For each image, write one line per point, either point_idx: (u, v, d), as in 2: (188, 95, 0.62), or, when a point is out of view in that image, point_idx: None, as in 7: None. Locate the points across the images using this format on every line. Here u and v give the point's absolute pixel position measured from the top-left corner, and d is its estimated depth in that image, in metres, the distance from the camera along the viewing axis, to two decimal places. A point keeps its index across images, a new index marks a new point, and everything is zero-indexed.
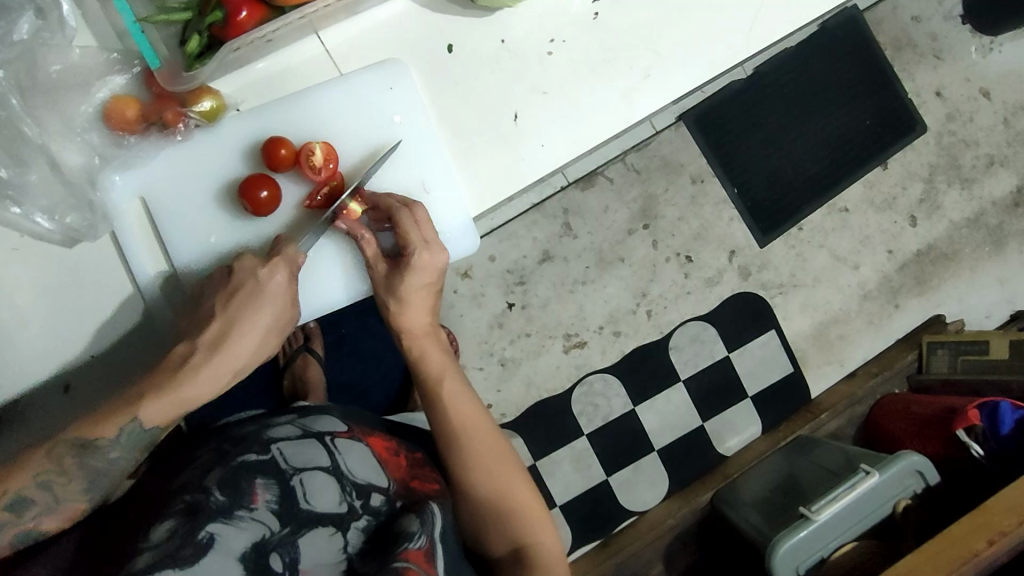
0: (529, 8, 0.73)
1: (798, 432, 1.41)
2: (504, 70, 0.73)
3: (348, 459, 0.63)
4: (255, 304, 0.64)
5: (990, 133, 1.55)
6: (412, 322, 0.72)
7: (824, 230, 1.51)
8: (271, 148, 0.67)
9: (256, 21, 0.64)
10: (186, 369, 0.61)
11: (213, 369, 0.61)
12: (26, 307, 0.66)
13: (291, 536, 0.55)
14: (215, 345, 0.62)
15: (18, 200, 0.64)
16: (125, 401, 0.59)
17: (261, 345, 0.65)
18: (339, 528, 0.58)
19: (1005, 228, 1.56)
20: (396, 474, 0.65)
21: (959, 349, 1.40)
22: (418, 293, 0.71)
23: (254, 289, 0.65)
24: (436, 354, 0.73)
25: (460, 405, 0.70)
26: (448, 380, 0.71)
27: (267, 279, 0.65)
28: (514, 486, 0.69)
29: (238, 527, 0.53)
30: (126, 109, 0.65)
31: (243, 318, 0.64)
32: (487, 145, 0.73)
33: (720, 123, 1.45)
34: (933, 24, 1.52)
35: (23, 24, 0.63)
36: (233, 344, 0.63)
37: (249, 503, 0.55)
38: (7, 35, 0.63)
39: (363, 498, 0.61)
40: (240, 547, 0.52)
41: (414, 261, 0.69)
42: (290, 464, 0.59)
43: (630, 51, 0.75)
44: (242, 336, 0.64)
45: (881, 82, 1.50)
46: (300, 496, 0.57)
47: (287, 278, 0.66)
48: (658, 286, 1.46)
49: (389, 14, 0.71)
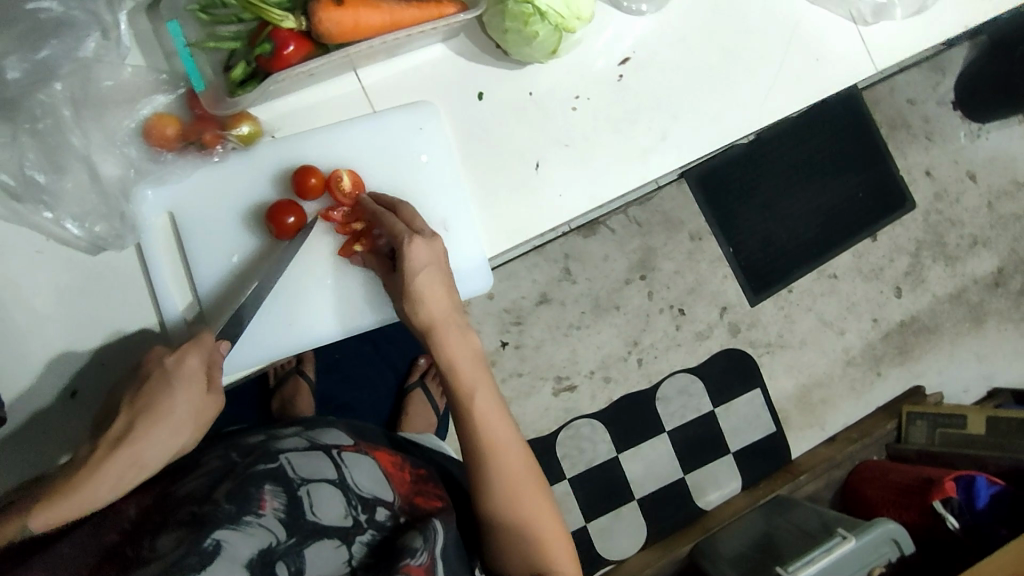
0: (557, 64, 0.77)
1: (777, 492, 1.43)
2: (530, 120, 0.76)
3: (353, 472, 0.64)
4: (167, 388, 0.60)
5: (974, 215, 1.62)
6: (437, 317, 0.68)
7: (813, 294, 1.55)
8: (301, 177, 0.70)
9: (301, 57, 0.67)
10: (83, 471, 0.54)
11: (118, 461, 0.55)
12: (44, 309, 0.67)
13: (297, 547, 0.56)
14: (119, 441, 0.57)
15: (51, 206, 0.66)
16: (13, 511, 0.52)
17: (173, 440, 0.59)
18: (344, 540, 0.59)
19: (985, 306, 1.62)
20: (401, 489, 0.66)
21: (937, 421, 1.43)
22: (435, 293, 0.67)
23: (163, 376, 0.60)
24: (464, 358, 0.68)
25: (490, 427, 0.67)
26: (480, 398, 0.67)
27: (179, 365, 0.61)
28: (538, 509, 0.67)
29: (245, 533, 0.54)
30: (166, 127, 0.67)
31: (158, 406, 0.59)
32: (509, 189, 0.76)
33: (720, 183, 1.50)
34: (927, 107, 1.60)
35: (90, 43, 0.66)
36: (139, 440, 0.57)
37: (258, 509, 0.56)
38: (72, 51, 0.65)
39: (368, 512, 0.62)
40: (247, 554, 0.54)
41: (408, 251, 0.66)
42: (298, 474, 0.61)
43: (650, 113, 0.79)
44: (150, 431, 0.58)
45: (875, 158, 1.57)
46: (307, 506, 0.59)
47: (200, 363, 0.63)
48: (650, 335, 1.48)
49: (427, 59, 0.75)
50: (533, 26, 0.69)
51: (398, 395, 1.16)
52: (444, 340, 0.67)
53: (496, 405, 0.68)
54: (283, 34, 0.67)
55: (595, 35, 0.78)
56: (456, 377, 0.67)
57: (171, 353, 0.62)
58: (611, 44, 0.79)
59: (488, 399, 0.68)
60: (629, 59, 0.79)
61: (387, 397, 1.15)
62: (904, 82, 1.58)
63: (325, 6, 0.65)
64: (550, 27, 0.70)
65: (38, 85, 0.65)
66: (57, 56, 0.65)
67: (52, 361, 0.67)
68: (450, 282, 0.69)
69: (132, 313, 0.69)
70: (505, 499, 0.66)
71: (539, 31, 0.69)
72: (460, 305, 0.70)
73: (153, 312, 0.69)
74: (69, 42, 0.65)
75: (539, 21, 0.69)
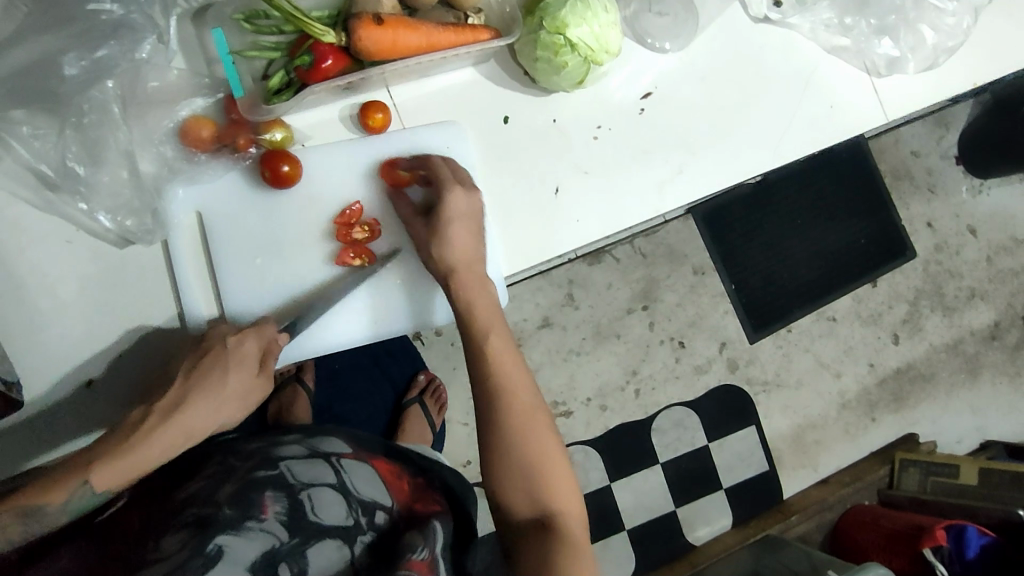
0: (581, 95, 0.80)
1: (768, 531, 1.44)
2: (551, 145, 0.79)
3: (353, 478, 0.65)
4: (222, 367, 0.64)
5: (973, 267, 1.65)
6: (457, 264, 0.70)
7: (812, 335, 1.57)
8: (369, 110, 0.74)
9: (339, 70, 0.70)
10: (142, 431, 0.59)
11: (169, 431, 0.60)
12: (68, 298, 0.69)
13: (300, 547, 0.58)
14: (173, 409, 0.61)
15: (86, 198, 0.67)
16: (75, 467, 0.56)
17: (222, 412, 0.63)
18: (346, 542, 0.60)
19: (981, 358, 1.64)
20: (399, 495, 0.68)
21: (930, 469, 1.45)
22: (459, 233, 0.70)
23: (219, 355, 0.65)
24: (482, 302, 0.70)
25: (503, 363, 0.66)
26: (491, 337, 0.67)
27: (237, 346, 0.66)
28: (548, 449, 0.64)
29: (247, 537, 0.56)
30: (202, 128, 0.69)
31: (212, 381, 0.63)
32: (528, 210, 0.78)
33: (725, 220, 1.53)
34: (930, 159, 1.64)
35: (145, 45, 0.67)
36: (194, 408, 0.62)
37: (259, 514, 0.57)
38: (129, 52, 0.66)
39: (368, 514, 0.63)
40: (252, 556, 0.56)
41: (450, 195, 0.71)
42: (298, 479, 0.62)
43: (668, 147, 0.82)
44: (203, 401, 0.62)
45: (878, 206, 1.60)
46: (309, 509, 0.60)
47: (254, 346, 0.67)
48: (649, 366, 1.50)
49: (458, 81, 0.77)
50: (564, 57, 0.72)
51: (394, 409, 1.18)
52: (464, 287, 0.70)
53: (506, 342, 0.68)
54: (323, 47, 0.69)
55: (619, 70, 0.81)
56: (471, 317, 0.69)
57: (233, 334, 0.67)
58: (634, 79, 0.82)
59: (503, 341, 0.68)
60: (651, 94, 0.82)
61: (384, 411, 1.16)
62: (908, 134, 1.62)
63: (365, 25, 0.67)
64: (579, 58, 0.72)
65: (92, 84, 0.66)
66: (114, 56, 0.66)
67: (76, 352, 0.69)
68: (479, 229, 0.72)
69: (153, 309, 0.70)
70: (521, 429, 0.64)
71: (569, 62, 0.72)
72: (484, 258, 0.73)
73: (173, 310, 0.71)
74: (125, 43, 0.66)
75: (570, 52, 0.72)
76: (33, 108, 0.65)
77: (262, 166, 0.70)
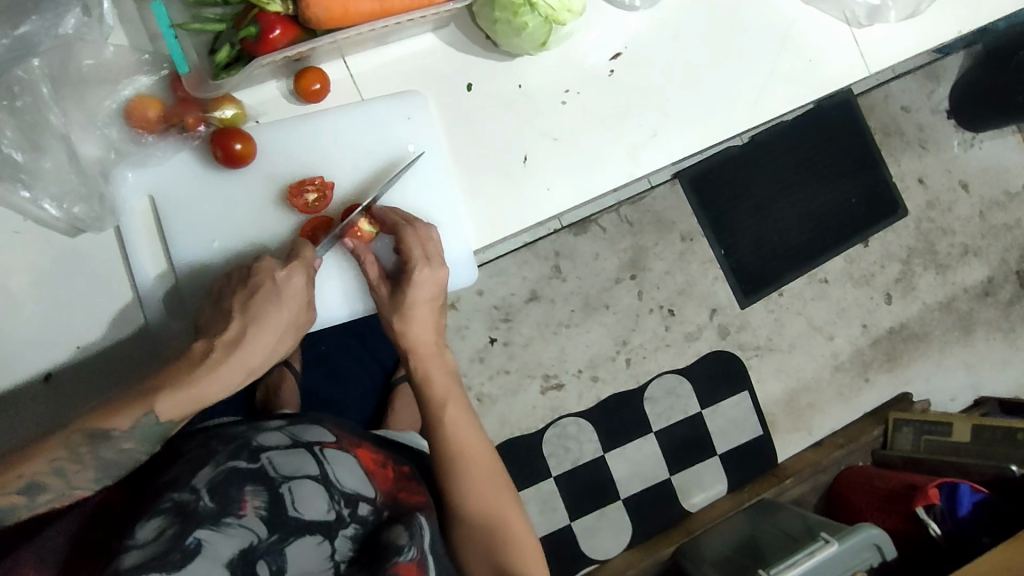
0: (547, 58, 0.77)
1: (763, 495, 1.43)
2: (517, 111, 0.76)
3: (336, 470, 0.64)
4: (273, 303, 0.64)
5: (966, 224, 1.62)
6: (418, 340, 0.74)
7: (803, 299, 1.55)
8: (307, 81, 0.70)
9: (288, 40, 0.66)
10: (205, 363, 0.59)
11: (231, 366, 0.60)
12: (20, 290, 0.66)
13: (279, 544, 0.57)
14: (234, 346, 0.61)
15: (28, 184, 0.65)
16: (142, 394, 0.56)
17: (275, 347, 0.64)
18: (327, 537, 0.59)
19: (974, 315, 1.62)
20: (383, 486, 0.67)
21: (924, 428, 1.44)
22: (422, 313, 0.73)
23: (270, 291, 0.65)
24: (440, 374, 0.75)
25: (461, 432, 0.73)
26: (450, 407, 0.74)
27: (284, 281, 0.65)
28: (509, 515, 0.72)
29: (226, 533, 0.54)
30: (148, 108, 0.66)
31: (265, 317, 0.63)
32: (495, 179, 0.75)
33: (712, 185, 1.50)
34: (921, 115, 1.60)
35: (70, 20, 0.64)
36: (252, 343, 0.62)
37: (238, 510, 0.56)
38: (52, 28, 0.64)
39: (351, 506, 0.62)
40: (228, 553, 0.53)
41: (416, 279, 0.71)
42: (279, 472, 0.60)
43: (640, 109, 0.79)
44: (259, 336, 0.62)
45: (868, 164, 1.57)
46: (290, 503, 0.59)
47: (303, 281, 0.66)
48: (640, 335, 1.48)
49: (417, 49, 0.74)
50: (523, 18, 0.68)
51: (384, 388, 1.14)
52: (427, 363, 0.75)
53: (467, 413, 0.74)
54: (270, 17, 0.65)
55: (587, 31, 0.78)
56: (429, 387, 0.74)
57: (280, 269, 0.66)
58: (603, 40, 0.78)
59: (459, 409, 0.74)
60: (621, 55, 0.78)
61: (373, 391, 1.13)
62: (898, 90, 1.59)
63: None
64: (539, 18, 0.69)
65: (17, 62, 0.64)
66: (37, 32, 0.64)
67: (31, 344, 0.66)
68: (440, 303, 0.74)
69: (108, 298, 0.68)
70: (484, 503, 0.71)
71: (528, 22, 0.69)
72: (443, 328, 0.76)
73: (131, 299, 0.68)
74: (48, 19, 0.64)
75: (529, 12, 0.68)
76: None
77: (211, 144, 0.67)
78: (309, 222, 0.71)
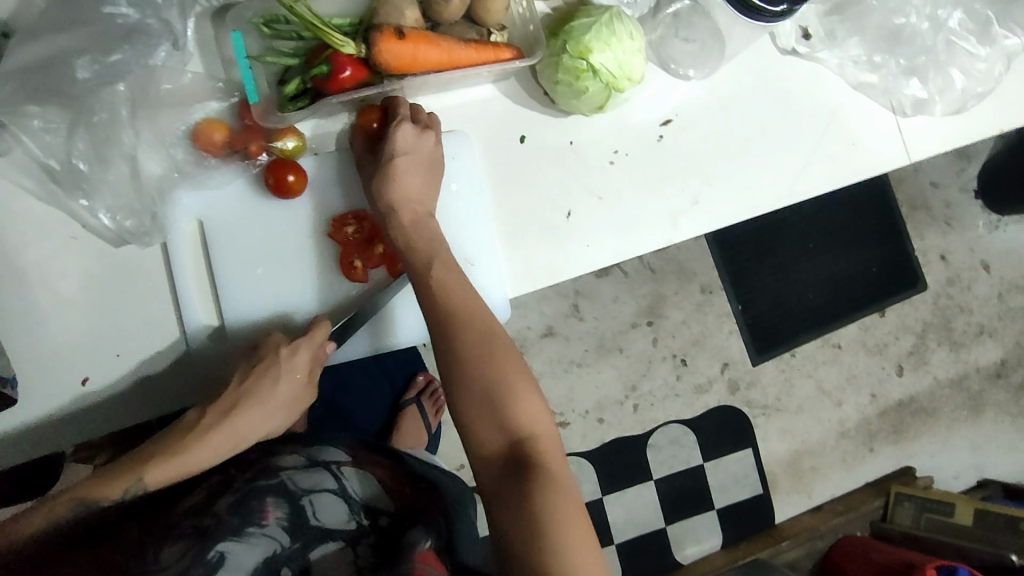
0: (600, 120, 0.79)
1: (756, 556, 1.45)
2: (565, 167, 0.78)
3: (354, 483, 0.63)
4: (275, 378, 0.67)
5: (983, 304, 1.63)
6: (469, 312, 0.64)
7: (815, 361, 1.55)
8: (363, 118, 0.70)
9: (356, 82, 0.69)
10: (196, 435, 0.62)
11: (221, 436, 0.63)
12: (69, 294, 0.69)
13: (301, 551, 0.58)
14: (228, 412, 0.65)
15: (87, 195, 0.68)
16: (134, 464, 0.59)
17: (269, 416, 0.67)
18: (349, 543, 0.60)
19: (985, 396, 1.62)
20: (404, 497, 0.64)
21: (925, 505, 1.45)
22: (413, 178, 0.69)
23: (270, 364, 0.68)
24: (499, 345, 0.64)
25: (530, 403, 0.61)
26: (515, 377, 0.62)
27: (293, 357, 0.68)
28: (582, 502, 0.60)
29: (249, 543, 0.57)
30: (215, 132, 0.69)
31: (262, 389, 0.67)
32: (536, 230, 0.77)
33: (736, 240, 1.52)
34: (949, 192, 1.62)
35: (160, 52, 0.68)
36: (242, 415, 0.65)
37: (260, 520, 0.58)
38: (143, 57, 0.68)
39: (371, 517, 0.61)
40: (251, 563, 0.56)
41: (401, 137, 0.69)
42: (298, 486, 0.61)
43: (682, 177, 0.80)
44: (252, 408, 0.66)
45: (892, 235, 1.58)
46: (311, 513, 0.60)
47: (306, 357, 0.69)
48: (649, 382, 1.49)
49: (476, 96, 0.76)
50: (584, 82, 0.71)
51: (392, 408, 1.17)
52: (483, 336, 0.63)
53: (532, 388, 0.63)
54: (342, 58, 0.68)
55: (641, 93, 0.80)
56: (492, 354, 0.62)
57: (285, 345, 0.68)
58: (654, 105, 0.80)
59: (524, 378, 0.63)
60: (670, 121, 0.80)
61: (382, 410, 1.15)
62: (929, 165, 1.60)
63: (386, 38, 0.66)
64: (600, 84, 0.71)
65: (104, 86, 0.67)
66: (129, 61, 0.67)
67: (74, 345, 0.69)
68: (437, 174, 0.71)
69: (154, 311, 0.70)
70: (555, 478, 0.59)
71: (590, 87, 0.71)
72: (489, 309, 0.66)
73: (172, 315, 0.71)
74: (141, 49, 0.67)
75: (591, 78, 0.71)
76: (46, 101, 0.65)
77: (265, 172, 0.70)
78: (344, 254, 0.72)
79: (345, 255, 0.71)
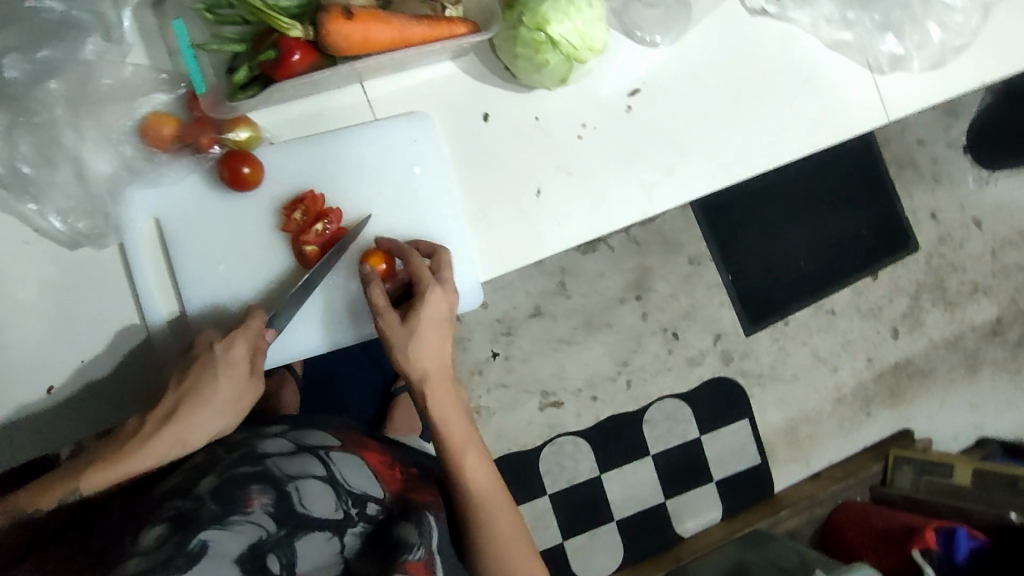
0: (566, 92, 0.76)
1: (754, 526, 1.42)
2: (532, 144, 0.75)
3: (342, 470, 0.64)
4: (213, 374, 0.61)
5: (977, 262, 1.61)
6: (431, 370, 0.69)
7: (808, 328, 1.54)
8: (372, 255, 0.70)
9: (307, 66, 0.66)
10: (133, 441, 0.57)
11: (160, 441, 0.57)
12: (26, 300, 0.67)
13: (287, 538, 0.56)
14: (168, 416, 0.59)
15: (36, 198, 0.66)
16: (71, 472, 0.55)
17: (216, 416, 0.61)
18: (336, 533, 0.59)
19: (982, 354, 1.61)
20: (392, 486, 0.66)
21: (925, 467, 1.44)
22: (430, 342, 0.69)
23: (209, 361, 0.62)
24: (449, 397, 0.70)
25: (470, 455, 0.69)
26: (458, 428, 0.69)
27: (232, 353, 0.63)
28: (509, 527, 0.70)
29: (234, 531, 0.54)
30: (163, 126, 0.67)
31: (203, 389, 0.61)
32: (506, 211, 0.75)
33: (721, 209, 1.49)
34: (937, 149, 1.59)
35: (89, 44, 0.67)
36: (187, 418, 0.59)
37: (245, 507, 0.55)
38: (73, 53, 0.66)
39: (360, 506, 0.62)
40: (237, 550, 0.53)
41: (428, 300, 0.68)
42: (284, 472, 0.60)
43: (654, 149, 0.78)
44: (196, 410, 0.60)
45: (880, 196, 1.55)
46: (298, 500, 0.58)
47: (245, 351, 0.64)
48: (641, 357, 1.47)
49: (436, 75, 0.74)
50: (545, 54, 0.69)
51: (383, 397, 1.13)
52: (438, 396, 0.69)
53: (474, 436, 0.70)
54: (290, 42, 0.65)
55: (606, 63, 0.77)
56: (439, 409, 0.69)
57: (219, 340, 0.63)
58: (621, 75, 0.77)
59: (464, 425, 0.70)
60: (639, 91, 0.78)
61: (370, 400, 1.12)
62: (915, 123, 1.57)
63: (335, 18, 0.64)
64: (561, 56, 0.69)
65: (36, 83, 0.66)
66: (58, 57, 0.66)
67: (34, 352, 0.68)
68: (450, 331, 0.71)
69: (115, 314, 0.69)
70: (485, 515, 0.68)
71: (551, 59, 0.69)
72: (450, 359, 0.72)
73: (136, 315, 0.69)
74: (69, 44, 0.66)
75: (551, 50, 0.69)
76: None
77: (219, 165, 0.67)
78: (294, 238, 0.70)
79: (297, 241, 0.69)
